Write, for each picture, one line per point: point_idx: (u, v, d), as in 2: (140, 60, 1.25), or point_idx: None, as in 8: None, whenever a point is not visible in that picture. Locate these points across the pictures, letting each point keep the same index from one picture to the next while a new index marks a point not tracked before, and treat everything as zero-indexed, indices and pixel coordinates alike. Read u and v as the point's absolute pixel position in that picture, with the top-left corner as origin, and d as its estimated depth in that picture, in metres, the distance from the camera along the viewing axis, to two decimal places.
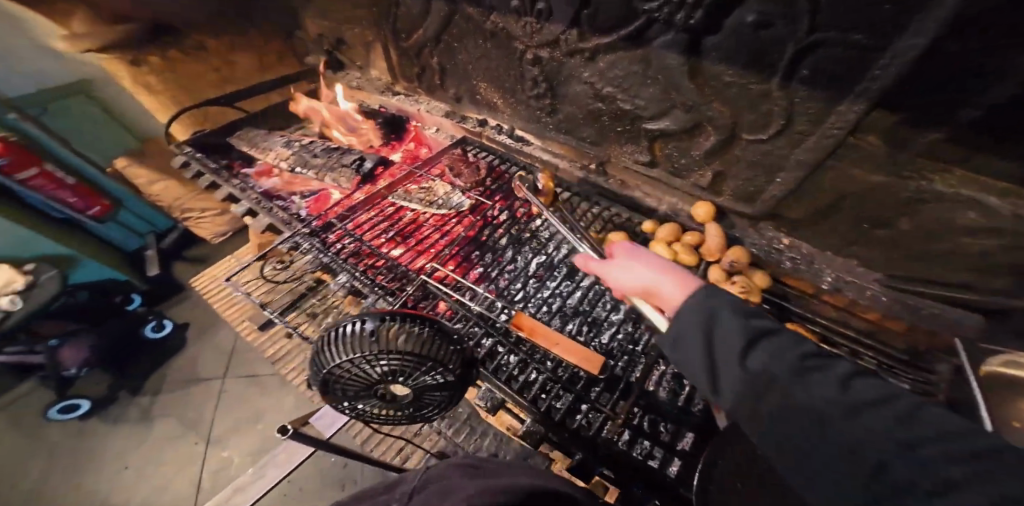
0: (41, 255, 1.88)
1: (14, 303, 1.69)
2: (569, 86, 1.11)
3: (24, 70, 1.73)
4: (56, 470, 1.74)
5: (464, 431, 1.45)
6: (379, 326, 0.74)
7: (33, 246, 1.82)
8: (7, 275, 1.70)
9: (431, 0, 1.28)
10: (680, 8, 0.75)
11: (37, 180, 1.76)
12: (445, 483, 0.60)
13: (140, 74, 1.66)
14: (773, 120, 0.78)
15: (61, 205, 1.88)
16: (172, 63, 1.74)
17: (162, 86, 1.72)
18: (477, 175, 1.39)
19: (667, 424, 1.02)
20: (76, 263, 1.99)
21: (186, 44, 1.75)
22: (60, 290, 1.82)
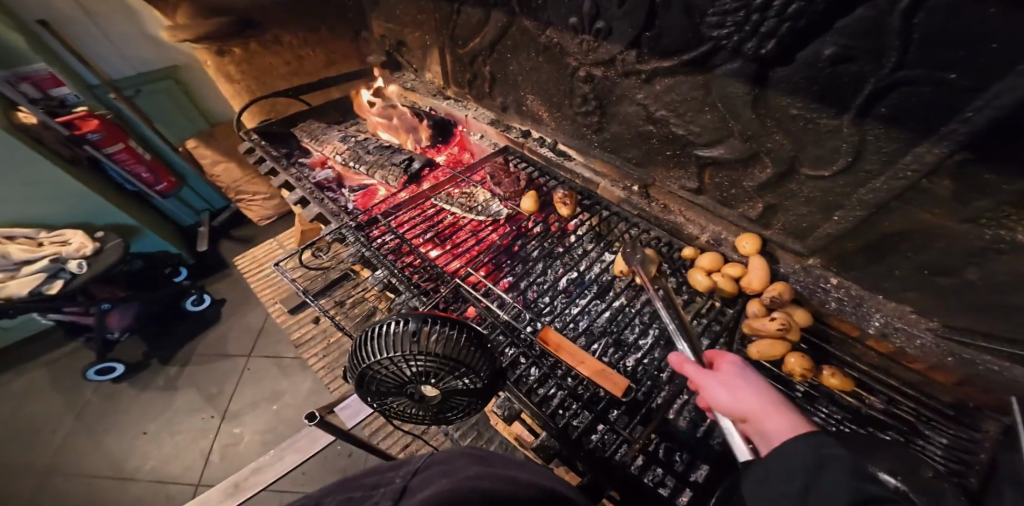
0: (111, 223, 2.00)
1: (80, 268, 1.72)
2: (620, 106, 1.11)
3: (127, 55, 2.03)
4: (89, 426, 1.84)
5: (470, 435, 1.45)
6: (420, 328, 0.75)
7: (103, 215, 1.96)
8: (81, 240, 1.78)
9: (491, 11, 1.31)
10: (752, 36, 0.73)
11: (121, 154, 1.96)
12: (446, 467, 0.50)
13: (223, 63, 1.79)
14: (839, 156, 0.75)
15: (135, 178, 2.05)
16: (250, 54, 1.84)
17: (241, 77, 1.86)
18: (517, 186, 1.39)
19: (683, 454, 1.02)
20: (140, 233, 2.12)
21: (265, 37, 1.84)
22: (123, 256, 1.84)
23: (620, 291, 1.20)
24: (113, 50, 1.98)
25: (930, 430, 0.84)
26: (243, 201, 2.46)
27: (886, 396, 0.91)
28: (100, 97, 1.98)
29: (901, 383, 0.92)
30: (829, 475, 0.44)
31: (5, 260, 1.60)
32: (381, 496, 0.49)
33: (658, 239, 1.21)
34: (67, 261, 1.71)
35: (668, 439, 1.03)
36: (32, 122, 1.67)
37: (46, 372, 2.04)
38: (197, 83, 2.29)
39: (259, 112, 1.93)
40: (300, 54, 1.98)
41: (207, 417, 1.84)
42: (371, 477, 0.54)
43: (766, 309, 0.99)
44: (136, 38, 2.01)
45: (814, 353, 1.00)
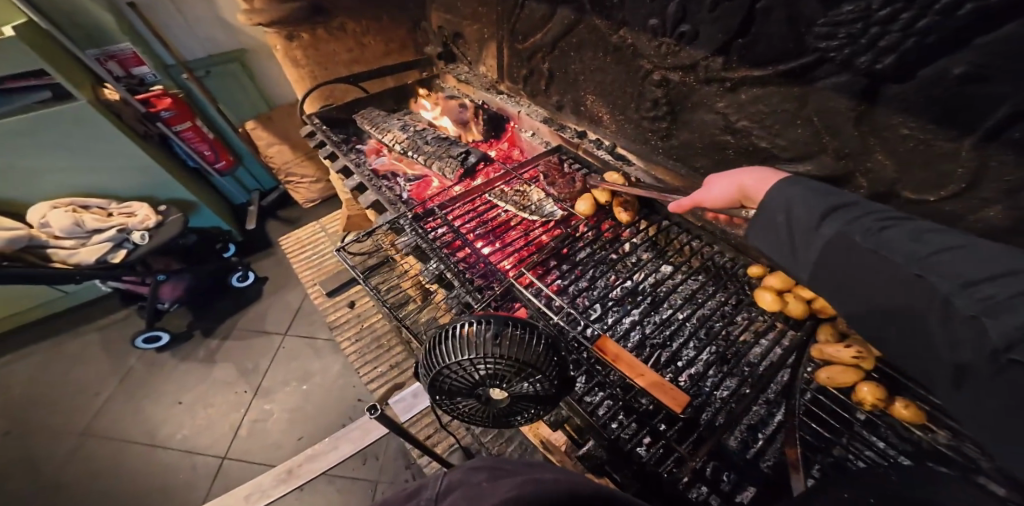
0: (173, 199, 2.06)
1: (142, 239, 1.77)
2: (695, 113, 1.07)
3: (202, 37, 2.05)
4: (136, 390, 1.92)
5: (491, 433, 1.48)
6: (492, 330, 0.75)
7: (167, 189, 2.01)
8: (145, 212, 1.84)
9: (559, 7, 1.28)
10: (868, 50, 0.69)
11: (188, 132, 2.03)
12: (464, 490, 0.49)
13: (291, 48, 1.83)
14: (951, 181, 0.71)
15: (196, 155, 2.12)
16: (317, 41, 1.86)
17: (306, 62, 1.89)
18: (572, 187, 1.38)
19: (730, 474, 1.01)
20: (195, 209, 2.15)
21: (332, 24, 1.86)
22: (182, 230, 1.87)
23: (679, 304, 1.17)
24: (190, 32, 2.00)
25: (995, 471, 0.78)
26: (290, 183, 2.50)
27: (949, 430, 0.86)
28: (174, 76, 2.06)
29: None
30: (799, 203, 0.58)
31: (78, 228, 1.68)
32: None
33: (721, 254, 1.20)
34: (132, 231, 1.77)
35: (717, 459, 1.02)
36: (116, 99, 1.81)
37: (97, 335, 2.14)
38: (264, 68, 2.30)
39: (319, 98, 1.95)
40: (362, 42, 1.99)
41: (240, 392, 1.88)
42: None
43: (838, 335, 0.99)
44: (212, 21, 2.03)
45: (887, 383, 0.96)
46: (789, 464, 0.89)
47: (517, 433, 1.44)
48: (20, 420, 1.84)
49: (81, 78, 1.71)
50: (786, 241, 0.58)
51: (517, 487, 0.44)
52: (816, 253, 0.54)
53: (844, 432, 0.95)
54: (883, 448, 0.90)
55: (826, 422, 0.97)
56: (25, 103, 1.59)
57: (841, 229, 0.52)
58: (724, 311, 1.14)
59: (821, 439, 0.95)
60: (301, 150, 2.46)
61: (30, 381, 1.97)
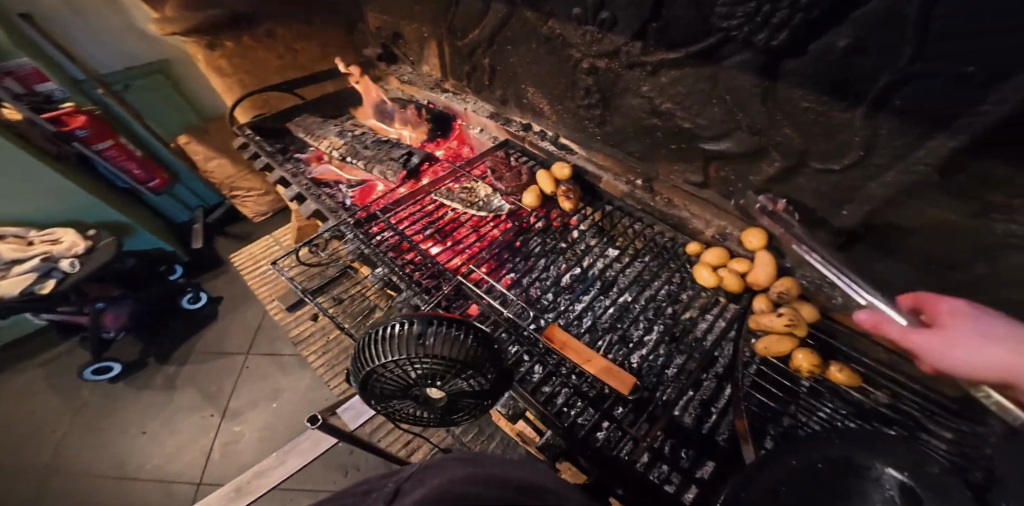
0: (104, 222, 1.99)
1: (72, 267, 1.68)
2: (624, 98, 1.09)
3: (116, 50, 1.98)
4: (86, 426, 1.82)
5: (472, 432, 1.46)
6: (424, 329, 0.74)
7: (95, 212, 1.94)
8: (71, 239, 1.75)
9: (490, 2, 1.28)
10: (762, 28, 0.71)
11: (111, 151, 1.91)
12: (435, 471, 0.48)
13: (213, 57, 1.74)
14: (850, 149, 0.74)
15: (126, 175, 2.01)
16: (243, 48, 1.80)
17: (233, 72, 1.81)
18: (520, 180, 1.36)
19: (688, 451, 1.00)
20: (131, 231, 2.09)
21: (259, 31, 1.80)
22: (116, 255, 1.81)
23: (624, 287, 1.18)
24: (101, 45, 1.93)
25: (933, 426, 0.84)
26: (237, 198, 2.43)
27: (889, 390, 0.91)
28: (88, 93, 1.92)
29: (909, 379, 0.92)
30: None
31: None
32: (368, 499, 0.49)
33: (662, 234, 1.22)
34: (59, 260, 1.68)
35: (674, 436, 1.01)
36: (18, 119, 1.66)
37: (41, 372, 2.02)
38: (190, 78, 2.25)
39: (251, 108, 1.89)
40: (292, 48, 1.94)
41: (207, 416, 1.82)
42: (363, 486, 0.54)
43: (773, 304, 1.01)
44: (123, 32, 1.96)
45: (822, 349, 1.01)
46: (739, 436, 0.89)
47: (499, 429, 1.43)
48: None
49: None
50: None
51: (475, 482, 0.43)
52: None
53: (790, 401, 0.96)
54: (832, 411, 0.92)
55: (772, 392, 0.98)
56: None
57: None
58: (670, 290, 1.16)
59: (768, 409, 0.96)
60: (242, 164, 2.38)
61: None
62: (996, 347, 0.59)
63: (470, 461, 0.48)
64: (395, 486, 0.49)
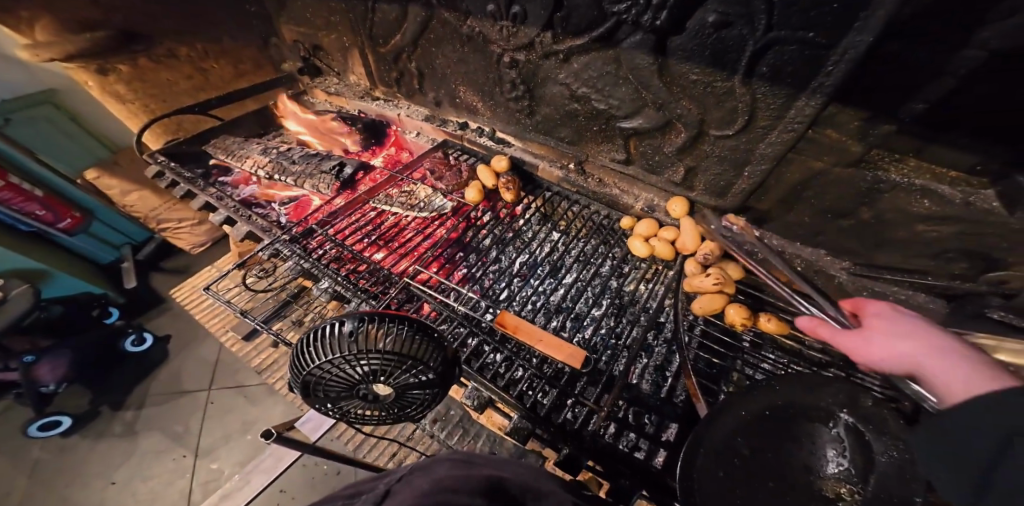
0: (11, 270, 1.81)
1: None
2: (546, 87, 1.13)
3: None
4: (33, 488, 1.71)
5: (457, 433, 1.45)
6: (359, 327, 0.76)
7: (4, 259, 1.77)
8: None
9: (407, 5, 1.29)
10: (647, 9, 0.77)
11: (4, 193, 1.74)
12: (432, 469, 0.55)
13: (109, 82, 1.67)
14: (738, 115, 0.81)
15: (29, 217, 1.87)
16: (141, 71, 1.73)
17: (135, 96, 1.75)
18: (460, 178, 1.40)
19: (652, 416, 1.03)
20: (50, 277, 1.94)
21: (159, 51, 1.74)
22: (32, 305, 1.67)
23: (569, 266, 1.22)
24: None
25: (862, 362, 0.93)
26: (167, 230, 2.34)
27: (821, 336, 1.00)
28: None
29: None
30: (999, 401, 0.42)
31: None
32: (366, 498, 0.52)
33: (599, 213, 1.29)
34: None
35: (636, 404, 1.04)
36: None
37: None
38: (86, 107, 2.05)
39: (163, 133, 1.85)
40: (202, 67, 1.90)
41: (178, 457, 1.76)
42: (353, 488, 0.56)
43: (702, 266, 1.07)
44: None
45: (752, 302, 1.09)
46: (690, 394, 0.92)
47: (483, 427, 1.44)
48: None
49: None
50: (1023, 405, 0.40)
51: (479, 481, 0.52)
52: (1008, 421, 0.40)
53: (734, 356, 1.03)
54: (774, 360, 0.99)
55: (716, 350, 1.05)
56: None
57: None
58: (616, 266, 1.21)
59: (713, 367, 1.03)
60: (166, 195, 2.28)
61: None
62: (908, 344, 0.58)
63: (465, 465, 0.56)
64: (386, 487, 0.52)
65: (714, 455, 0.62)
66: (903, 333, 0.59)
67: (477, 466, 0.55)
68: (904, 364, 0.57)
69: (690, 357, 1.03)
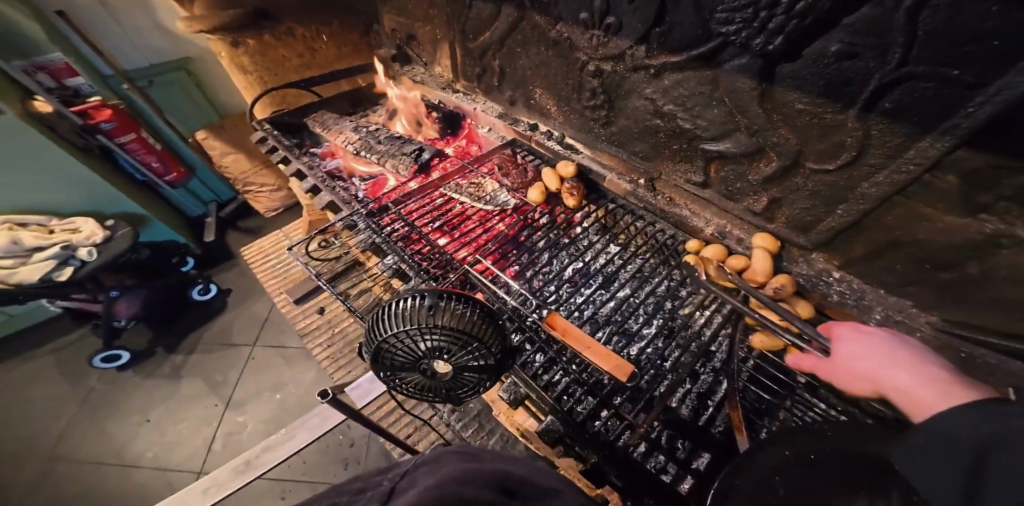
0: (123, 212, 2.06)
1: (90, 255, 1.79)
2: (628, 100, 1.13)
3: (141, 46, 2.09)
4: (90, 413, 1.86)
5: (472, 426, 1.47)
6: (436, 303, 0.81)
7: (118, 203, 2.02)
8: (91, 228, 1.85)
9: (502, 4, 1.33)
10: (760, 33, 0.75)
11: (133, 144, 2.03)
12: (432, 465, 0.52)
13: (237, 54, 1.81)
14: (843, 149, 0.78)
15: (145, 168, 2.12)
16: (265, 46, 1.86)
17: (254, 68, 1.88)
18: (525, 178, 1.44)
19: (686, 442, 1.00)
20: (147, 222, 2.16)
21: (280, 29, 1.86)
22: (132, 244, 1.89)
23: (624, 281, 1.21)
24: (128, 43, 2.05)
25: None
26: (250, 193, 2.49)
27: None
28: (114, 87, 2.02)
29: None
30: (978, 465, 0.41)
31: (16, 246, 1.67)
32: (368, 497, 0.50)
33: (664, 232, 1.28)
34: (78, 248, 1.78)
35: (671, 427, 1.02)
36: (49, 111, 1.77)
37: (52, 358, 2.07)
38: (211, 76, 2.37)
39: (271, 103, 1.97)
40: (313, 47, 2.00)
41: (211, 405, 1.86)
42: (357, 482, 0.56)
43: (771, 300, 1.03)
44: (151, 30, 2.08)
45: None
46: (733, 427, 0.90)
47: (499, 425, 1.44)
48: None
49: (11, 92, 1.65)
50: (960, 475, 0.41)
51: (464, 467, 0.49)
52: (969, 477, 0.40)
53: (785, 395, 0.99)
54: (823, 409, 0.95)
55: (768, 385, 1.02)
56: None
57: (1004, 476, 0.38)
58: (670, 287, 1.20)
59: (764, 403, 1.00)
60: (259, 160, 2.45)
61: None
62: (873, 359, 0.62)
63: (466, 456, 0.54)
64: (392, 483, 0.52)
65: (759, 489, 0.59)
66: (869, 352, 0.63)
67: (476, 461, 0.53)
68: (864, 381, 0.62)
69: (739, 388, 0.97)
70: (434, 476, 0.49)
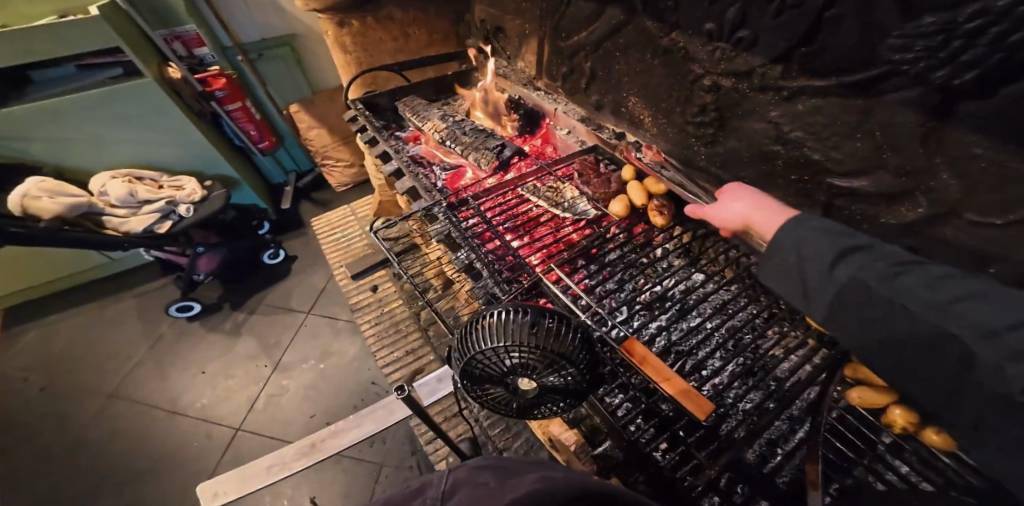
0: (221, 176, 2.21)
1: (187, 212, 1.91)
2: (745, 121, 1.06)
3: (259, 21, 2.16)
4: (164, 356, 2.00)
5: (497, 426, 1.45)
6: (535, 321, 0.79)
7: (216, 166, 2.16)
8: (191, 188, 1.98)
9: (607, 6, 1.29)
10: (946, 65, 0.67)
11: (237, 112, 2.18)
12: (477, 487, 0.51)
13: (341, 34, 1.87)
14: (1022, 206, 0.67)
15: (243, 134, 2.27)
16: (367, 28, 1.91)
17: (353, 49, 1.93)
18: (608, 188, 1.38)
19: (744, 487, 0.92)
20: (237, 185, 2.29)
21: (382, 14, 1.90)
22: (223, 207, 2.01)
23: (708, 313, 1.14)
24: (248, 17, 2.12)
25: None
26: (326, 166, 2.61)
27: None
28: (229, 57, 2.18)
29: None
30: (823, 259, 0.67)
31: (132, 198, 1.80)
32: None
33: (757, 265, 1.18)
34: (178, 205, 1.91)
35: (733, 470, 0.92)
36: (178, 77, 1.93)
37: (135, 300, 2.24)
38: (314, 54, 2.41)
39: (363, 85, 2.04)
40: (407, 32, 2.02)
41: (260, 365, 1.94)
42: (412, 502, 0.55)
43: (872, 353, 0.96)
44: (269, 6, 2.13)
45: None
46: (808, 481, 0.76)
47: (525, 429, 1.42)
48: (56, 377, 1.94)
49: (151, 57, 1.85)
50: (798, 285, 0.70)
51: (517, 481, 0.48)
52: (829, 296, 0.65)
53: (864, 451, 0.91)
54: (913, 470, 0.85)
55: (850, 440, 0.92)
56: (102, 79, 1.78)
57: (852, 276, 0.62)
58: (754, 323, 1.12)
59: (842, 458, 0.91)
60: (339, 135, 2.54)
61: (68, 341, 2.09)
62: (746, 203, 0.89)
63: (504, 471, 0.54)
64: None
65: None
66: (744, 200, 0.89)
67: (516, 475, 0.52)
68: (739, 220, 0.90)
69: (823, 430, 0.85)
70: (507, 492, 0.46)
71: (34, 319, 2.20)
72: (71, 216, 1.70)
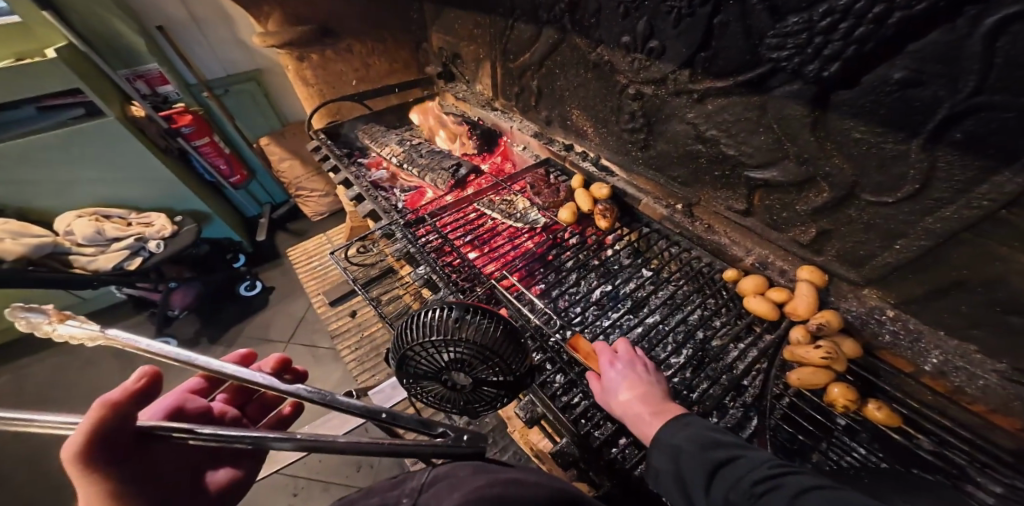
0: (190, 210, 2.29)
1: (157, 247, 1.96)
2: (669, 124, 1.11)
3: (222, 58, 2.29)
4: None
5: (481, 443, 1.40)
6: (461, 317, 0.82)
7: (182, 200, 2.23)
8: (162, 223, 2.04)
9: (543, 27, 1.38)
10: (814, 59, 0.73)
11: (206, 147, 2.25)
12: (452, 482, 0.49)
13: (301, 68, 1.97)
14: (905, 183, 0.72)
15: (213, 169, 2.35)
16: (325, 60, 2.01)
17: (314, 81, 2.03)
18: (557, 196, 1.45)
19: None
20: (209, 219, 2.37)
21: (340, 46, 2.01)
22: (193, 240, 2.06)
23: (655, 307, 1.14)
24: (211, 55, 2.25)
25: (982, 477, 0.74)
26: (301, 197, 2.72)
27: (934, 438, 0.81)
28: (195, 95, 2.28)
29: (953, 423, 0.82)
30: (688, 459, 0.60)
31: (100, 236, 1.86)
32: None
33: (699, 259, 1.20)
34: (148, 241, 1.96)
35: None
36: (141, 116, 2.03)
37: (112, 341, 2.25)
38: (278, 85, 2.55)
39: (327, 115, 2.13)
40: (368, 62, 2.14)
41: None
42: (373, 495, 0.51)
43: (811, 336, 0.93)
44: (230, 44, 2.27)
45: (862, 386, 0.92)
46: None
47: (513, 441, 1.36)
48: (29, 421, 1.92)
49: (114, 98, 1.93)
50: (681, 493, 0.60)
51: (497, 487, 0.46)
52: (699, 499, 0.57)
53: (821, 437, 0.88)
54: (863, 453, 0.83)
55: (803, 426, 0.90)
56: (63, 119, 1.84)
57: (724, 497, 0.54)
58: (705, 315, 1.10)
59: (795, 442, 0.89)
60: (310, 167, 2.67)
61: (45, 383, 2.09)
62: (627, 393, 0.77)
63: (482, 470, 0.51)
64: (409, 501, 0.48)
65: None
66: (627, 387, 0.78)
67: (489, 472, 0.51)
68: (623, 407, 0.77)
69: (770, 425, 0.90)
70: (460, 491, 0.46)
71: (14, 362, 2.21)
72: (35, 256, 1.74)
